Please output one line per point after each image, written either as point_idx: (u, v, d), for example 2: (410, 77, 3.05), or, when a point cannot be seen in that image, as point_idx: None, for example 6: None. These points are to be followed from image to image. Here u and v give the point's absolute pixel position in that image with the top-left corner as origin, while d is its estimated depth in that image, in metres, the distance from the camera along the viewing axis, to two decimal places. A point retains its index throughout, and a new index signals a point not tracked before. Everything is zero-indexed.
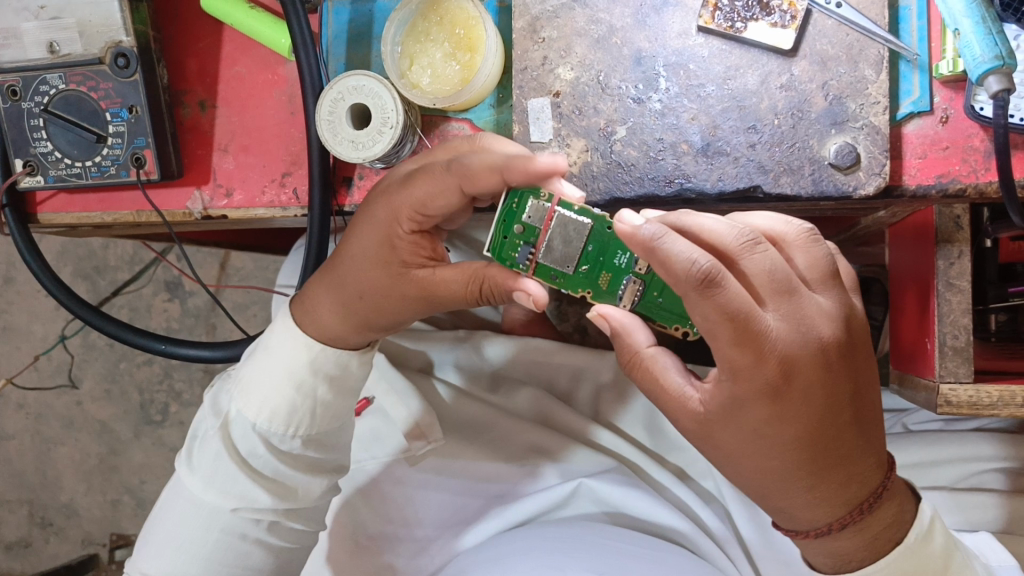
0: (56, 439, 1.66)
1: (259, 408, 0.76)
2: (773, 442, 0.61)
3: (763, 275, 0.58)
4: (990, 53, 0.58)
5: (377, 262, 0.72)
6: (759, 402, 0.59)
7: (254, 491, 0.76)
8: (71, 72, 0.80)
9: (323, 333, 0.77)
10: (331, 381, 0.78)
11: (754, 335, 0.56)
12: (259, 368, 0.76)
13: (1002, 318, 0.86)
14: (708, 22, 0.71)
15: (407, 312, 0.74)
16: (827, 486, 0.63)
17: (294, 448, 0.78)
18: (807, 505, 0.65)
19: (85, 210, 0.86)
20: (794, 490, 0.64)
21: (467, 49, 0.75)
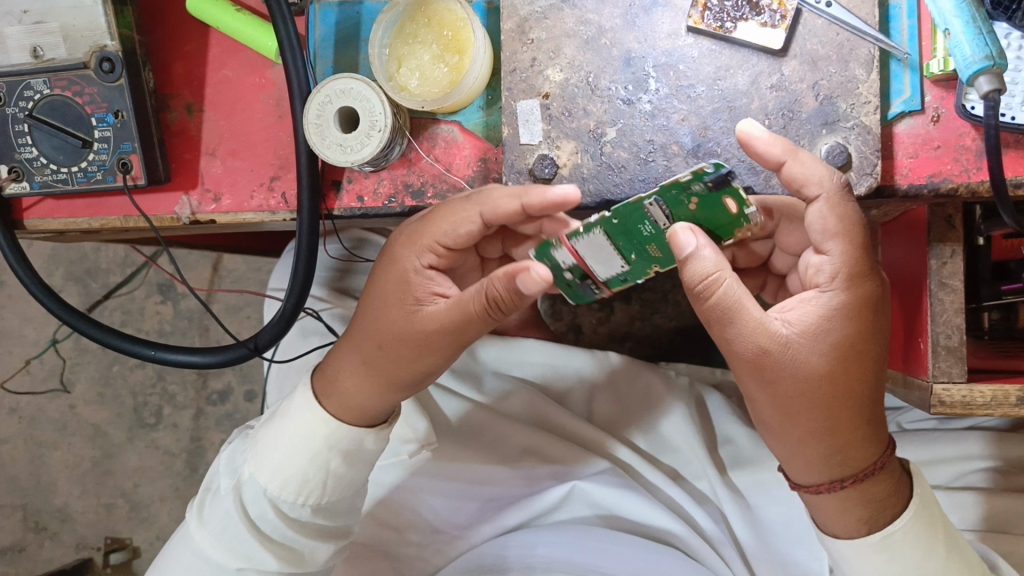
0: (49, 444, 1.65)
1: (272, 474, 0.76)
2: (855, 361, 0.63)
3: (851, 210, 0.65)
4: (981, 53, 0.57)
5: (398, 306, 0.73)
6: (856, 313, 0.62)
7: (260, 555, 0.76)
8: (55, 77, 0.79)
9: (346, 392, 0.76)
10: (346, 454, 0.77)
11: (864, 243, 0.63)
12: (281, 434, 0.76)
13: (995, 317, 0.86)
14: (698, 22, 0.70)
15: (429, 365, 0.73)
16: (879, 418, 0.67)
17: (303, 515, 0.78)
18: (861, 444, 0.66)
19: (72, 215, 0.85)
20: (860, 420, 0.65)
21: (456, 51, 0.74)
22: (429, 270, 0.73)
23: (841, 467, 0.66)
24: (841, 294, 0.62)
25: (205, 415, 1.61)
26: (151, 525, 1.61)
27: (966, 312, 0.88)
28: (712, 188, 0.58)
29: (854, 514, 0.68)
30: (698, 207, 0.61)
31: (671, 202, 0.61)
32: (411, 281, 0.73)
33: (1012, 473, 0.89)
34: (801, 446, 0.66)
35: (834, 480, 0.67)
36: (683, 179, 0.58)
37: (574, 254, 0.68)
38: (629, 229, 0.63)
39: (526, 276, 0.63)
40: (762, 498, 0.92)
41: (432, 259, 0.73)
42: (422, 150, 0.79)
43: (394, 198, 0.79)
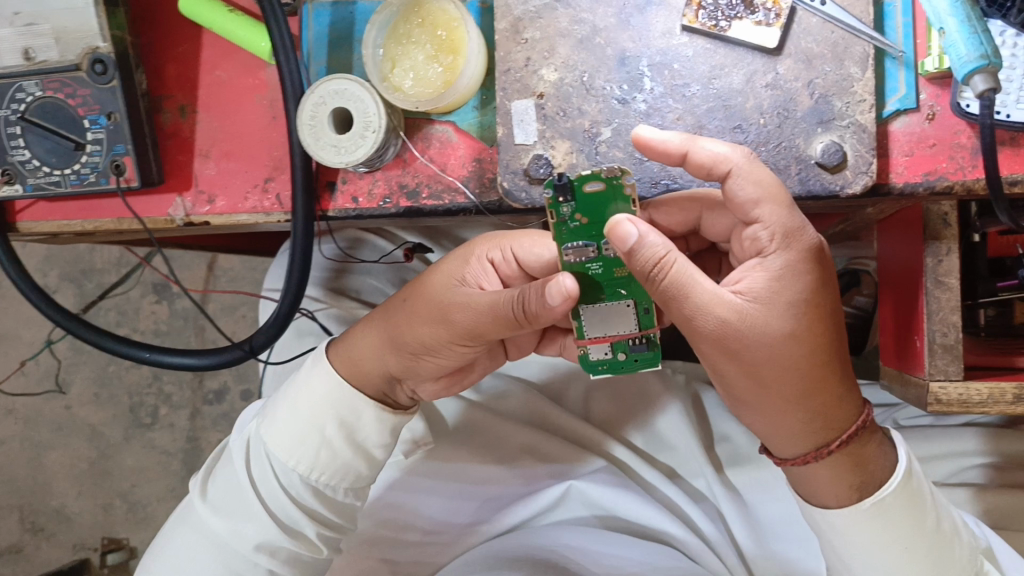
0: (46, 445, 1.64)
1: (275, 437, 0.77)
2: (812, 321, 0.63)
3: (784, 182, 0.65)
4: (975, 52, 0.57)
5: (439, 272, 0.75)
6: (801, 272, 0.63)
7: (255, 519, 0.76)
8: (48, 79, 0.78)
9: (352, 353, 0.78)
10: (344, 425, 0.77)
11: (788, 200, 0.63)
12: (285, 403, 0.78)
13: (991, 313, 0.86)
14: (693, 21, 0.71)
15: (429, 336, 0.73)
16: (843, 378, 0.66)
17: (294, 483, 0.77)
18: (833, 406, 0.66)
19: (66, 218, 0.85)
20: (831, 380, 0.65)
21: (450, 51, 0.74)
22: (488, 266, 0.75)
23: (824, 431, 0.66)
24: (783, 255, 0.62)
25: (201, 414, 1.60)
26: (148, 525, 1.60)
27: (962, 309, 0.88)
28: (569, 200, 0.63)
29: (846, 481, 0.67)
30: (592, 219, 0.64)
31: (582, 235, 0.65)
32: (467, 262, 0.74)
33: (1009, 469, 0.89)
34: (777, 418, 0.66)
35: (816, 450, 0.67)
36: (554, 221, 0.64)
37: (600, 340, 0.68)
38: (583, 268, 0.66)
39: (555, 287, 0.60)
40: (759, 495, 0.92)
41: (496, 258, 0.75)
42: (416, 150, 0.79)
43: (388, 199, 0.79)
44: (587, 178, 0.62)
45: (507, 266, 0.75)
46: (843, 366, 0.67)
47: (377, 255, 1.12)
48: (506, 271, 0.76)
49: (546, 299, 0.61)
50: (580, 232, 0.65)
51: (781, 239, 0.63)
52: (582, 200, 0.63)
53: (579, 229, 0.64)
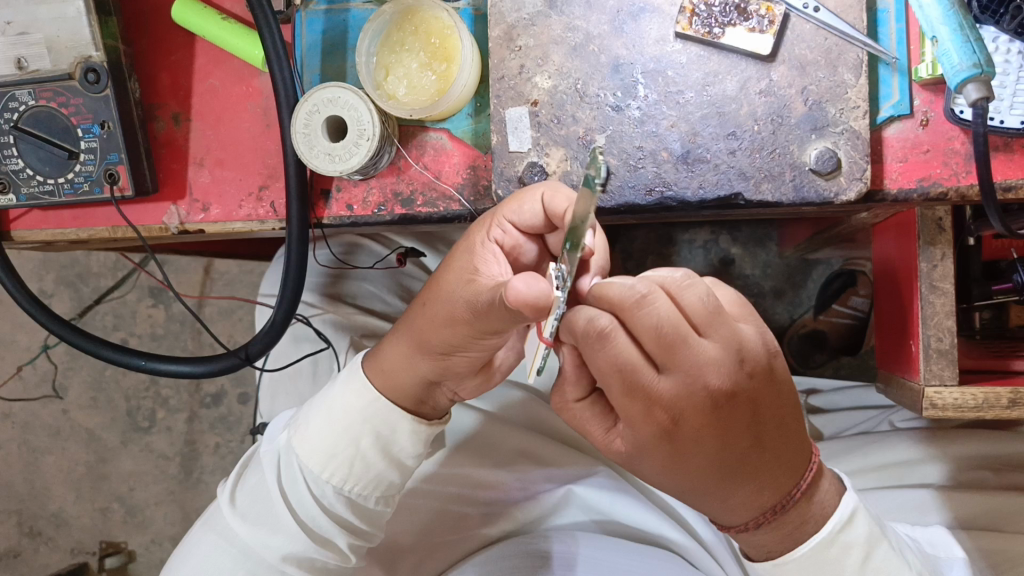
0: (44, 449, 1.64)
1: (310, 451, 0.76)
2: (680, 471, 0.60)
3: (650, 332, 0.54)
4: (968, 61, 0.57)
5: (454, 268, 0.71)
6: (654, 439, 0.58)
7: (282, 527, 0.75)
8: (40, 89, 0.78)
9: (384, 365, 0.77)
10: (379, 439, 0.77)
11: (633, 384, 0.56)
12: (317, 411, 0.77)
13: (987, 316, 0.87)
14: (686, 28, 0.70)
15: (450, 335, 0.70)
16: (736, 498, 0.61)
17: (325, 493, 0.77)
18: (726, 510, 0.63)
19: (60, 227, 0.85)
20: (709, 500, 0.63)
21: (444, 59, 0.74)
22: (495, 245, 0.70)
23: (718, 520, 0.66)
24: (635, 426, 0.59)
25: (198, 418, 1.60)
26: (146, 529, 1.60)
27: (957, 312, 0.88)
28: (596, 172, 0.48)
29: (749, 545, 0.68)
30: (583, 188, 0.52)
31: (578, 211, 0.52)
32: (473, 249, 0.70)
33: (1002, 471, 0.90)
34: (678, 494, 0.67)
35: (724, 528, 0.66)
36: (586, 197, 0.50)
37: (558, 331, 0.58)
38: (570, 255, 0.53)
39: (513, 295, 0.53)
40: None
41: (501, 234, 0.70)
42: (411, 158, 0.79)
43: (383, 207, 0.79)
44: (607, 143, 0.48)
45: (513, 240, 0.71)
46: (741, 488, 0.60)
47: (372, 261, 1.11)
48: (511, 243, 0.71)
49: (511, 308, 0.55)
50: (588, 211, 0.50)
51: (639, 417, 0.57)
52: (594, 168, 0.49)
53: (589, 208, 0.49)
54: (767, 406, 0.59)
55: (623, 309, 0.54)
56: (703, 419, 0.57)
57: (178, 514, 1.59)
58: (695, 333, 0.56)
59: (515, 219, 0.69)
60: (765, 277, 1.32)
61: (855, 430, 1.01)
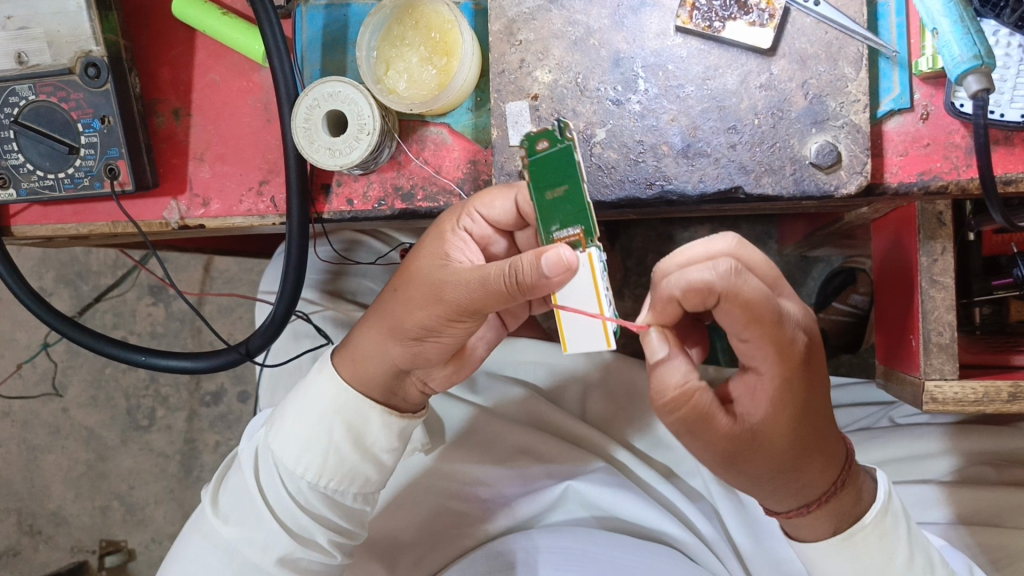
0: (43, 447, 1.64)
1: (286, 448, 0.76)
2: (790, 424, 0.62)
3: (761, 298, 0.57)
4: (969, 53, 0.57)
5: (422, 254, 0.71)
6: (789, 380, 0.61)
7: (262, 526, 0.75)
8: (40, 83, 0.78)
9: (357, 351, 0.76)
10: (351, 429, 0.76)
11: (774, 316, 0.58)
12: (292, 408, 0.77)
13: (987, 311, 0.86)
14: (686, 22, 0.70)
15: (423, 319, 0.69)
16: (822, 446, 0.65)
17: (301, 488, 0.76)
18: (811, 471, 0.65)
19: (61, 222, 0.85)
20: (801, 462, 0.65)
21: (444, 53, 0.74)
22: (462, 234, 0.72)
23: (802, 495, 0.67)
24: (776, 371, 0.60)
25: (198, 416, 1.60)
26: (145, 527, 1.60)
27: (958, 308, 0.87)
28: (559, 147, 0.59)
29: (824, 525, 0.69)
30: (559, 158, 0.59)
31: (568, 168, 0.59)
32: (445, 240, 0.71)
33: (1004, 467, 0.89)
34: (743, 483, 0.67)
35: (800, 506, 0.67)
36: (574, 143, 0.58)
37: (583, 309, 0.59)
38: (586, 232, 0.59)
39: (552, 255, 0.56)
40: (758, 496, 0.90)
41: (469, 225, 0.72)
42: (411, 152, 0.79)
43: (383, 202, 0.79)
44: (533, 137, 0.60)
45: (480, 230, 0.72)
46: (822, 435, 0.65)
47: (372, 258, 1.13)
48: (479, 234, 0.73)
49: (540, 271, 0.57)
50: (574, 181, 0.59)
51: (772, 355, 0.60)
52: (550, 153, 0.59)
53: (575, 175, 0.59)
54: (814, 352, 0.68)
55: (721, 291, 0.57)
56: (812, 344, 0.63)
57: (178, 512, 1.59)
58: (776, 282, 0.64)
59: (485, 212, 0.69)
60: None
61: (855, 426, 1.01)
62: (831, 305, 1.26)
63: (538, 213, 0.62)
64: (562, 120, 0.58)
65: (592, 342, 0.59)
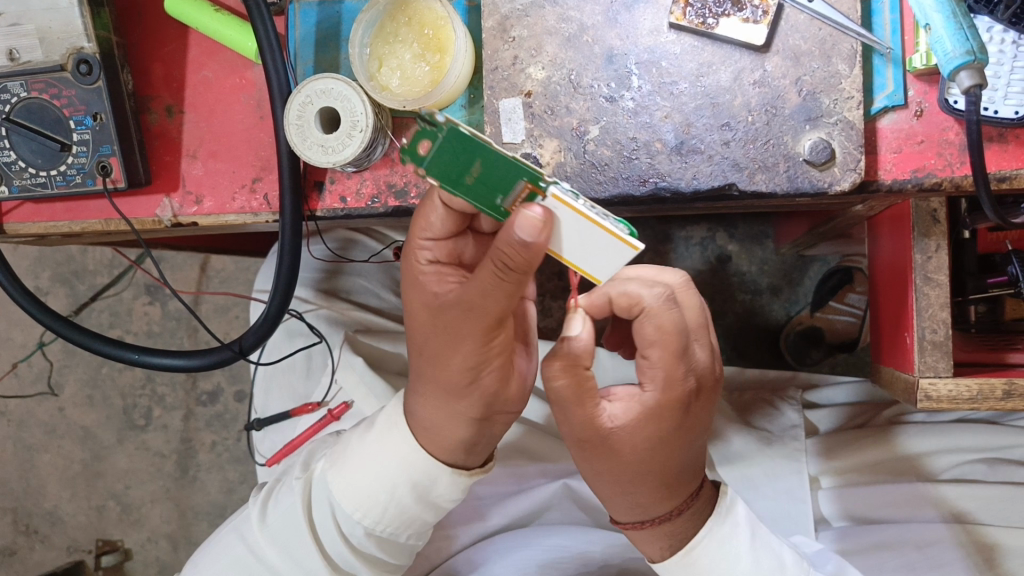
0: (39, 447, 1.64)
1: (349, 493, 0.74)
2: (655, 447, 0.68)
3: (672, 329, 0.64)
4: (962, 48, 0.57)
5: (412, 308, 0.68)
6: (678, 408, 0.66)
7: (310, 560, 0.76)
8: (32, 80, 0.78)
9: (421, 416, 0.72)
10: (418, 488, 0.74)
11: (680, 349, 0.65)
12: (358, 449, 0.75)
13: (982, 310, 0.85)
14: (680, 19, 0.70)
15: (464, 358, 0.65)
16: (673, 486, 0.70)
17: (358, 533, 0.76)
18: (650, 499, 0.70)
19: (53, 219, 0.84)
20: (647, 488, 0.70)
21: (437, 50, 0.74)
22: (433, 266, 0.67)
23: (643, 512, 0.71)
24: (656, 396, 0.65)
25: (194, 415, 1.60)
26: (141, 527, 1.60)
27: (951, 306, 0.86)
28: (441, 136, 0.52)
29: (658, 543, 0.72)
30: (456, 146, 0.53)
31: (470, 149, 0.53)
32: (421, 284, 0.67)
33: (998, 465, 0.89)
34: (619, 477, 0.69)
35: (638, 520, 0.72)
36: (459, 127, 0.51)
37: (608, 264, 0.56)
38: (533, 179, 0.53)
39: (520, 218, 0.53)
40: (753, 494, 0.90)
41: (432, 255, 0.67)
42: None
43: (377, 199, 0.79)
44: (410, 146, 0.54)
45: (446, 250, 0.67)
46: (674, 478, 0.70)
47: (367, 255, 1.12)
48: (447, 254, 0.68)
49: (519, 241, 0.54)
50: (480, 153, 0.53)
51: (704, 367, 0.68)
52: (437, 148, 0.53)
53: (479, 149, 0.52)
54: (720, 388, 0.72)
55: (649, 310, 0.64)
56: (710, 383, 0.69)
57: (174, 512, 1.59)
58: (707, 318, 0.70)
59: (430, 232, 0.66)
60: (761, 273, 1.32)
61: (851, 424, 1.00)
62: (827, 305, 1.25)
63: (475, 197, 0.57)
64: (424, 112, 0.51)
65: (619, 254, 0.55)
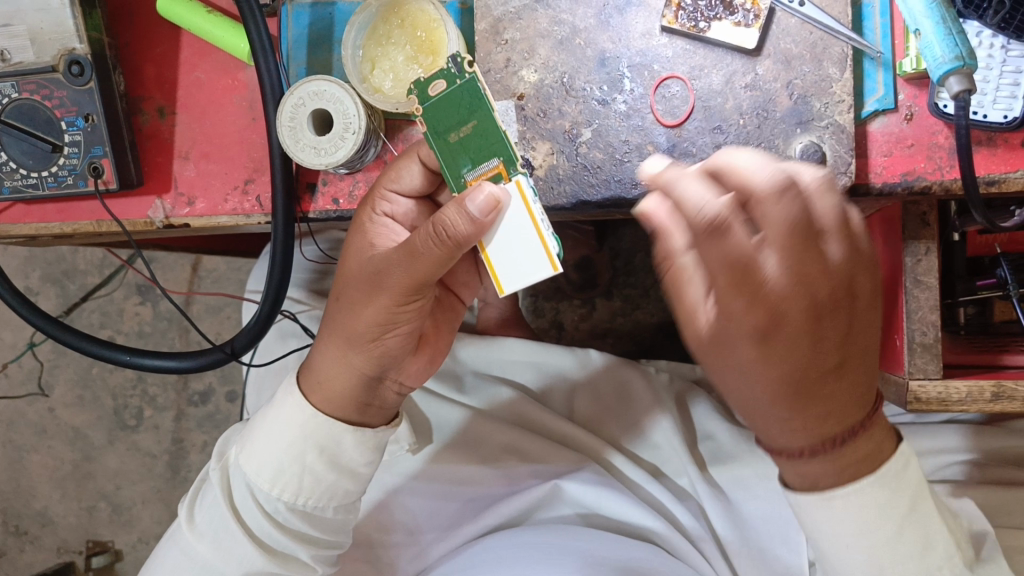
0: (29, 447, 1.63)
1: (260, 470, 0.72)
2: (751, 374, 0.51)
3: (777, 225, 0.46)
4: (951, 54, 0.58)
5: (352, 254, 0.71)
6: (746, 338, 0.49)
7: (238, 547, 0.72)
8: (24, 81, 0.78)
9: (319, 373, 0.73)
10: (324, 452, 0.73)
11: (784, 240, 0.47)
12: (259, 427, 0.73)
13: (971, 311, 0.87)
14: (672, 22, 0.70)
15: (378, 311, 0.68)
16: (801, 422, 0.53)
17: (279, 510, 0.73)
18: (778, 433, 0.54)
19: (44, 220, 0.84)
20: (765, 418, 0.54)
21: (429, 52, 0.73)
22: (385, 220, 0.72)
23: (790, 438, 0.54)
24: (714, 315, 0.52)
25: (186, 416, 1.59)
26: (132, 528, 1.59)
27: (943, 309, 0.87)
28: (458, 83, 0.61)
29: (800, 476, 0.57)
30: (464, 97, 0.61)
31: (473, 105, 0.61)
32: (367, 230, 0.71)
33: (989, 466, 0.88)
34: (743, 397, 0.53)
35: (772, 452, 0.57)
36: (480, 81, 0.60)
37: (519, 277, 0.61)
38: (506, 159, 0.61)
39: (480, 195, 0.58)
40: (745, 495, 0.89)
41: (389, 208, 0.72)
42: (397, 151, 0.79)
43: None
44: (426, 80, 0.62)
45: (401, 210, 0.73)
46: (805, 412, 0.52)
47: None
48: (401, 214, 0.73)
49: (468, 213, 0.58)
50: (478, 109, 0.61)
51: (777, 282, 0.47)
52: (449, 92, 0.62)
53: (482, 105, 0.61)
54: (869, 344, 0.53)
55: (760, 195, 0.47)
56: (825, 311, 0.48)
57: (165, 513, 1.58)
58: (832, 230, 0.49)
59: (394, 187, 0.71)
60: None
61: None
62: None
63: (447, 153, 0.63)
64: (459, 56, 0.61)
65: (537, 267, 0.60)
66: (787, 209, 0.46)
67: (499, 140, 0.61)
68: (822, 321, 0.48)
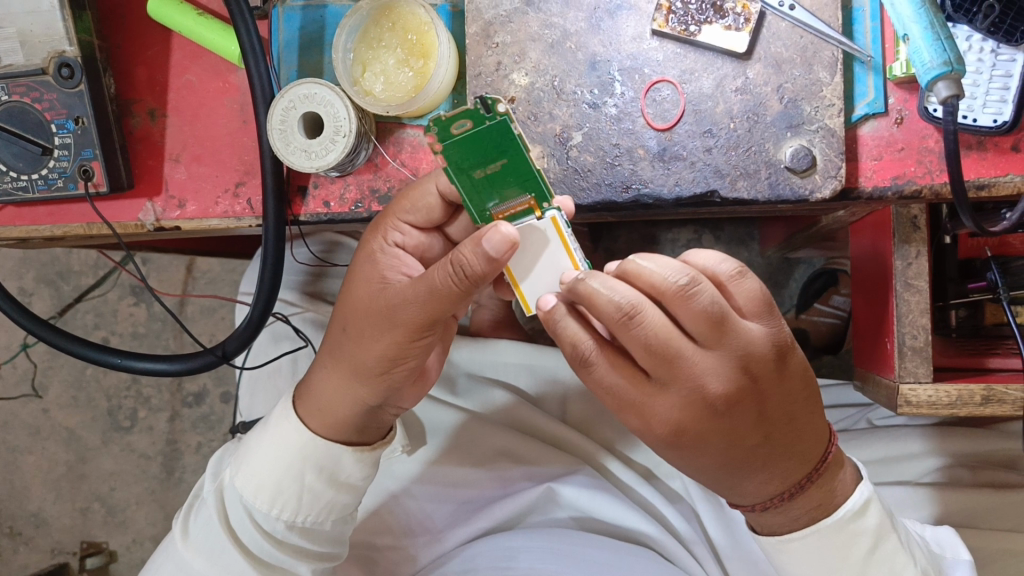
0: (23, 449, 1.63)
1: (256, 489, 0.72)
2: (691, 457, 0.64)
3: (638, 347, 0.57)
4: (939, 59, 0.58)
5: (360, 284, 0.69)
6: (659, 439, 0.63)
7: (234, 563, 0.72)
8: (14, 84, 0.78)
9: (322, 399, 0.73)
10: (323, 471, 0.73)
11: (650, 357, 0.57)
12: (255, 445, 0.74)
13: (962, 314, 0.87)
14: (663, 26, 0.70)
15: (389, 346, 0.66)
16: (739, 486, 0.66)
17: (277, 529, 0.74)
18: (737, 494, 0.67)
19: (34, 223, 0.84)
20: (721, 481, 0.66)
21: (420, 55, 0.74)
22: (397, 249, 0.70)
23: (739, 496, 0.68)
24: None
25: (180, 417, 1.59)
26: (127, 529, 1.59)
27: (933, 311, 0.88)
28: (487, 125, 0.53)
29: (772, 520, 0.69)
30: (496, 143, 0.54)
31: (505, 150, 0.55)
32: (376, 258, 0.69)
33: (980, 469, 0.88)
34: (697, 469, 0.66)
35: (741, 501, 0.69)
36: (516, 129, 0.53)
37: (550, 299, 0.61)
38: (542, 198, 0.57)
39: (498, 233, 0.54)
40: None
41: (400, 238, 0.70)
42: (388, 154, 0.79)
43: (360, 203, 0.79)
44: (447, 120, 0.53)
45: (412, 240, 0.71)
46: (747, 477, 0.65)
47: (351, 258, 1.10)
48: (411, 244, 0.71)
49: (485, 253, 0.55)
50: (511, 153, 0.55)
51: (695, 376, 0.58)
52: (476, 134, 0.54)
53: (515, 149, 0.55)
54: (790, 403, 0.64)
55: (614, 324, 0.56)
56: (714, 409, 0.60)
57: (159, 514, 1.58)
58: (707, 332, 0.57)
59: (408, 217, 0.69)
60: None
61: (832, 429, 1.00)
62: (813, 306, 1.24)
63: (469, 189, 0.58)
64: (489, 98, 0.52)
65: None
66: (637, 339, 0.56)
67: (533, 182, 0.57)
68: (716, 414, 0.60)
